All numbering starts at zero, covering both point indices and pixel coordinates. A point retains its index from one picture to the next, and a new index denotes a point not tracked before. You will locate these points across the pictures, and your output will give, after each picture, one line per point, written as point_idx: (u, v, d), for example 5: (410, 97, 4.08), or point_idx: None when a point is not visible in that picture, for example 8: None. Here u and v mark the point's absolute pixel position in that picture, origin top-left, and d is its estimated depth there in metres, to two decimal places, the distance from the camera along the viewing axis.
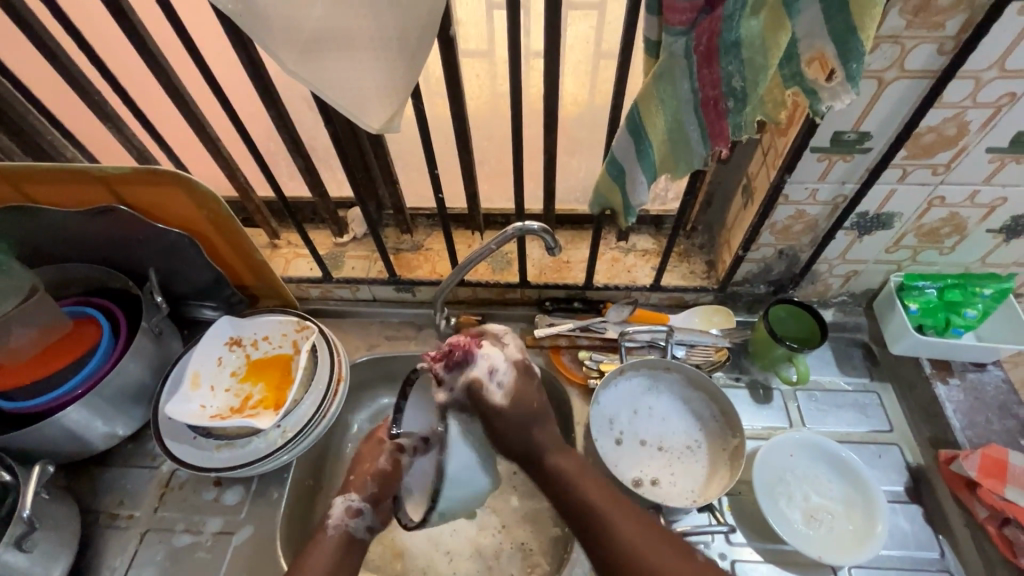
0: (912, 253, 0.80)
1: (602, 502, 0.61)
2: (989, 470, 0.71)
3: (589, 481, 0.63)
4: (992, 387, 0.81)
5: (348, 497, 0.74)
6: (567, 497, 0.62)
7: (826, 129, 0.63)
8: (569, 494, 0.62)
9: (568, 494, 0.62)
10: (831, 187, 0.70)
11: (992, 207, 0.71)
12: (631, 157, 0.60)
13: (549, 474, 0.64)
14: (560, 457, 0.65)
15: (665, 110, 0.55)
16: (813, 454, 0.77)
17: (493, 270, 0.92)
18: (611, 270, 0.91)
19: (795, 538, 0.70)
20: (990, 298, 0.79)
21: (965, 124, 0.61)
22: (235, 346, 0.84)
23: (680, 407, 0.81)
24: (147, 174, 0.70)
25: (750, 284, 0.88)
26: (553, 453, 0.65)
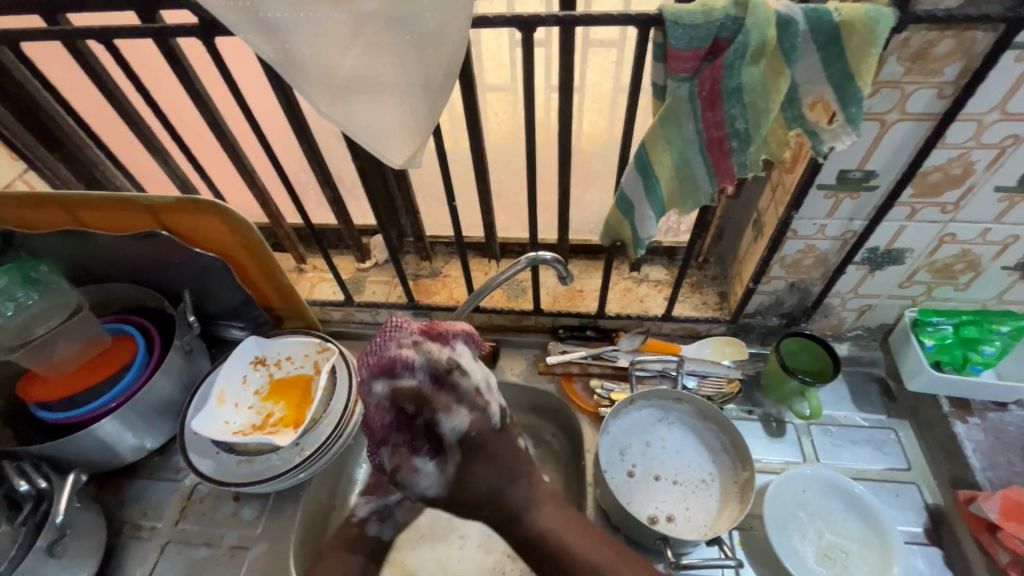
0: (926, 288, 0.80)
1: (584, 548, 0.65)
2: (1010, 512, 0.69)
3: (549, 539, 0.65)
4: (1014, 427, 0.80)
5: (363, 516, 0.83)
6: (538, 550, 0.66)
7: (832, 167, 0.64)
8: (551, 545, 0.65)
9: (546, 546, 0.65)
10: (839, 223, 0.71)
11: (1005, 244, 0.71)
12: (640, 194, 0.63)
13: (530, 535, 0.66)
14: (539, 516, 0.67)
15: (672, 150, 0.58)
16: (824, 492, 0.76)
17: (508, 297, 0.95)
18: (624, 299, 0.94)
19: None
20: (1008, 335, 0.77)
21: (971, 164, 0.62)
22: (259, 365, 0.88)
23: (691, 440, 0.81)
24: (189, 203, 0.76)
25: (763, 316, 0.88)
26: (530, 515, 0.67)
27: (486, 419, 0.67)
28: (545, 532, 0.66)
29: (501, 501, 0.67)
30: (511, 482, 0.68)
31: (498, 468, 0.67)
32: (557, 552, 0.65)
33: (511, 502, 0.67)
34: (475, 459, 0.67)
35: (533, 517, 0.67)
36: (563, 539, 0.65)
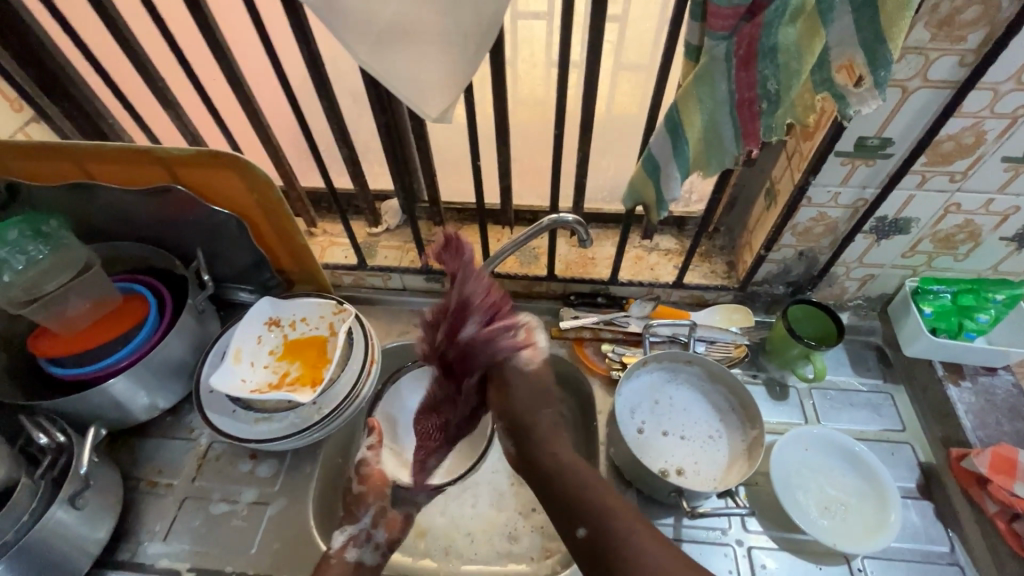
0: (927, 258, 0.83)
1: (585, 475, 0.63)
2: (999, 466, 0.73)
3: (609, 502, 0.58)
4: (1002, 391, 0.84)
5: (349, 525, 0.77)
6: (557, 485, 0.64)
7: (852, 133, 0.66)
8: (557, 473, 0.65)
9: (558, 477, 0.64)
10: (852, 191, 0.74)
11: (1005, 215, 0.75)
12: (667, 155, 0.64)
13: (546, 454, 0.68)
14: (557, 446, 0.69)
15: (703, 110, 0.59)
16: (827, 452, 0.80)
17: (521, 264, 0.96)
18: (635, 267, 0.95)
19: (811, 527, 0.73)
20: (1002, 304, 0.81)
21: (982, 133, 0.65)
22: (273, 326, 0.88)
23: (700, 400, 0.84)
24: (208, 157, 0.74)
25: (770, 284, 0.91)
26: (548, 440, 0.70)
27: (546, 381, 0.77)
28: (565, 463, 0.66)
29: (530, 426, 0.72)
30: (540, 407, 0.74)
31: (536, 429, 0.72)
32: (614, 524, 0.55)
33: (554, 455, 0.67)
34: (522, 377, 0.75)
35: (544, 449, 0.69)
36: (585, 478, 0.63)
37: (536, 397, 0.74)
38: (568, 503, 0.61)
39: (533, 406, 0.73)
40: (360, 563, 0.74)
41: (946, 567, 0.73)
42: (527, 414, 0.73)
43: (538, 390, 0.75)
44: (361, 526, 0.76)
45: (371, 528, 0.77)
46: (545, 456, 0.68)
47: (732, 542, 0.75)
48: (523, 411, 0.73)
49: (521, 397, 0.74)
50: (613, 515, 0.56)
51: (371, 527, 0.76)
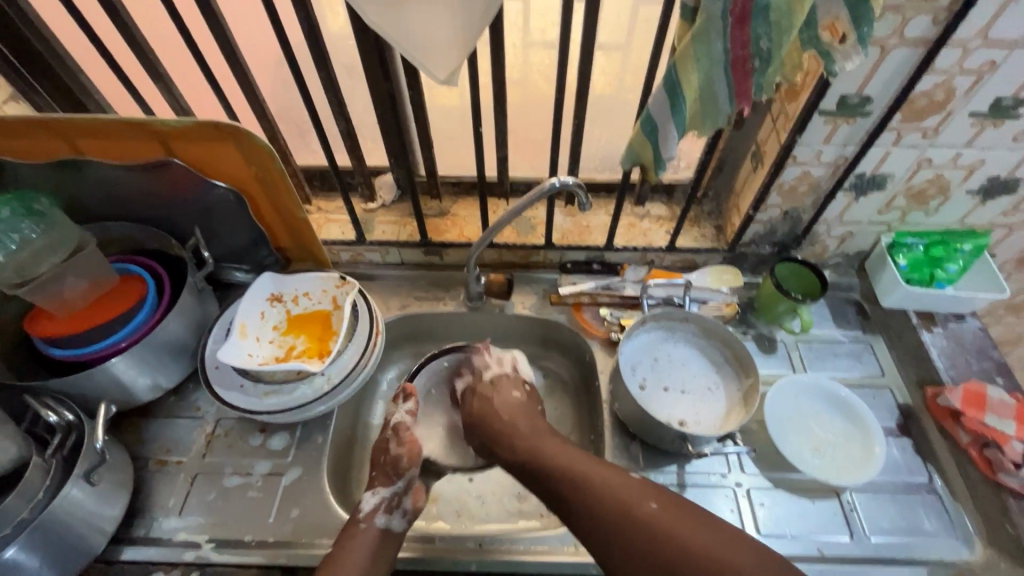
0: (901, 214, 0.89)
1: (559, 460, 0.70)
2: (970, 400, 0.79)
3: (567, 451, 0.71)
4: (970, 335, 0.90)
5: (375, 491, 0.76)
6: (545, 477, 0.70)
7: (834, 92, 0.70)
8: (540, 465, 0.71)
9: (543, 468, 0.70)
10: (834, 149, 0.78)
11: (971, 168, 0.80)
12: (666, 114, 0.67)
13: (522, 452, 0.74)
14: (529, 438, 0.75)
15: (700, 69, 0.62)
16: (816, 398, 0.85)
17: (518, 234, 0.99)
18: (629, 233, 0.99)
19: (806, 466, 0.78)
20: (969, 253, 0.88)
21: (952, 90, 0.70)
22: (276, 301, 0.88)
23: (696, 355, 0.88)
24: (207, 129, 0.73)
25: (757, 245, 0.96)
26: (525, 434, 0.76)
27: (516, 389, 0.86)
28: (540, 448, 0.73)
29: (507, 431, 0.78)
30: (515, 414, 0.80)
31: (513, 432, 0.77)
32: (567, 478, 0.67)
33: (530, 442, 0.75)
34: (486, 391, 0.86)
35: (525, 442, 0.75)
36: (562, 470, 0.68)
37: (508, 406, 0.81)
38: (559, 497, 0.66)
39: (497, 406, 0.82)
40: (389, 529, 0.73)
41: (926, 496, 0.78)
42: (491, 416, 0.81)
43: (514, 406, 0.82)
44: (395, 491, 0.76)
45: (403, 495, 0.76)
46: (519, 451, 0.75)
47: (731, 483, 0.80)
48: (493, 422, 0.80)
49: (494, 403, 0.83)
50: (564, 475, 0.67)
51: (403, 493, 0.76)
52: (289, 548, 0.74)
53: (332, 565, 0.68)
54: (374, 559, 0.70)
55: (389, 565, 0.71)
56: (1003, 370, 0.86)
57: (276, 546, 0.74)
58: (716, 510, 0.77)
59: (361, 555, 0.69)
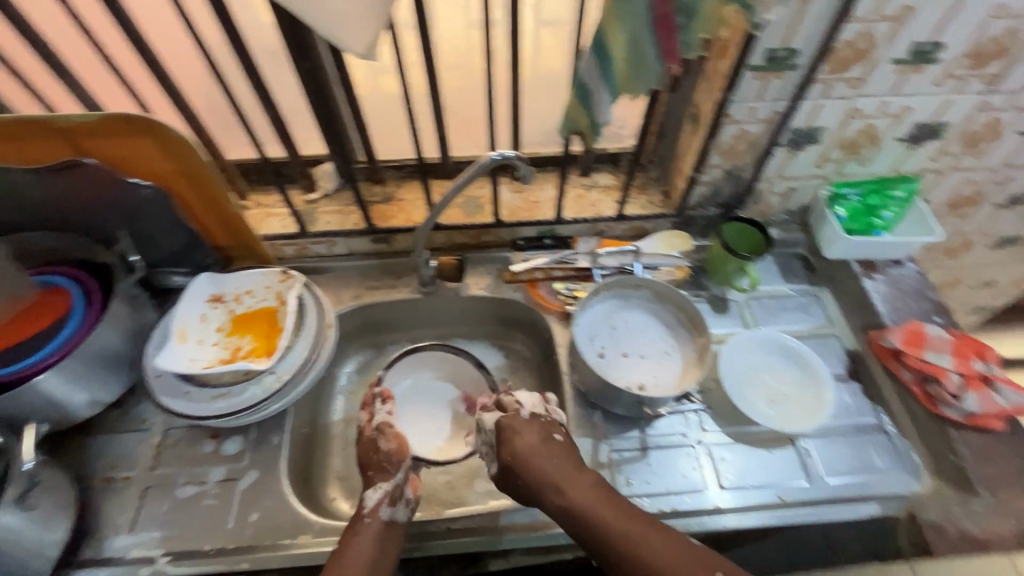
0: (837, 166, 0.91)
1: (607, 513, 0.66)
2: (911, 339, 0.83)
3: (624, 518, 0.65)
4: (908, 278, 0.93)
5: (377, 487, 0.73)
6: (598, 541, 0.65)
7: (761, 46, 0.70)
8: (585, 524, 0.66)
9: (585, 526, 0.66)
10: (767, 104, 0.79)
11: (898, 116, 0.83)
12: (596, 78, 0.66)
13: (565, 507, 0.68)
14: (576, 491, 0.68)
15: (625, 28, 0.61)
16: (770, 351, 0.88)
17: (466, 214, 0.97)
18: (578, 205, 0.98)
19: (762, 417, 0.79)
20: (903, 198, 0.89)
21: (873, 38, 0.71)
22: (217, 302, 0.84)
23: (652, 320, 0.88)
24: (118, 123, 0.69)
25: (703, 207, 0.97)
26: (567, 488, 0.68)
27: (545, 432, 0.73)
28: (586, 504, 0.67)
29: (548, 491, 0.69)
30: (557, 473, 0.69)
31: (555, 494, 0.69)
32: (621, 545, 0.63)
33: (575, 496, 0.67)
34: (514, 439, 0.73)
35: (563, 496, 0.68)
36: (614, 532, 0.64)
37: (547, 448, 0.72)
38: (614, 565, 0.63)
39: (533, 459, 0.70)
40: (394, 521, 0.71)
41: (876, 435, 0.81)
42: (526, 472, 0.70)
43: (550, 450, 0.71)
44: (398, 482, 0.73)
45: (403, 485, 0.74)
46: (560, 500, 0.68)
47: (693, 443, 0.81)
48: (532, 482, 0.70)
49: (530, 460, 0.70)
50: (618, 536, 0.64)
51: (404, 483, 0.73)
52: (251, 553, 0.72)
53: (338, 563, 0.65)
54: (380, 551, 0.68)
55: (396, 556, 0.69)
56: (940, 310, 0.89)
57: (237, 551, 0.72)
58: (680, 469, 0.78)
59: (370, 548, 0.67)
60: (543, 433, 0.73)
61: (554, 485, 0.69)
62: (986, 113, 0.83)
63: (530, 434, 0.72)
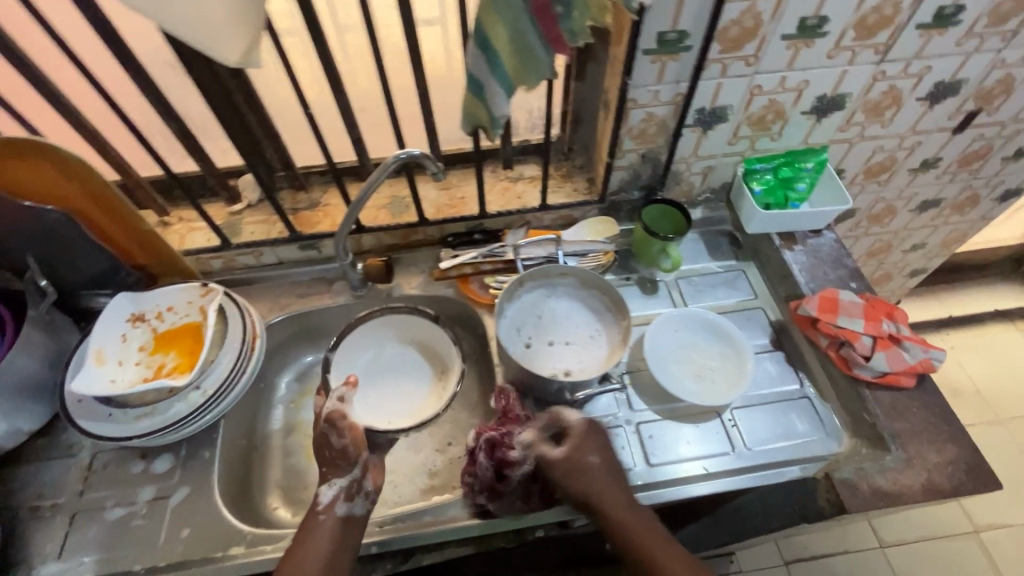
0: (750, 142, 0.93)
1: (648, 540, 0.70)
2: (825, 306, 0.84)
3: (671, 557, 0.70)
4: (827, 247, 0.96)
5: (332, 484, 0.73)
6: (633, 553, 0.70)
7: (650, 30, 0.72)
8: (627, 542, 0.70)
9: (625, 543, 0.70)
10: (669, 87, 0.80)
11: (799, 90, 0.85)
12: (485, 72, 0.66)
13: (609, 524, 0.71)
14: (618, 511, 0.71)
15: (504, 21, 0.62)
16: (697, 328, 0.89)
17: (392, 215, 0.97)
18: (504, 198, 0.99)
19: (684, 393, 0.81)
20: (813, 170, 0.93)
21: (759, 15, 0.72)
22: (138, 321, 0.83)
23: (578, 307, 0.90)
24: (7, 147, 0.68)
25: (626, 192, 0.98)
26: (610, 509, 0.71)
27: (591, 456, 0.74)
28: (628, 524, 0.71)
29: (598, 506, 0.71)
30: (606, 487, 0.72)
31: (603, 511, 0.71)
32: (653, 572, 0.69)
33: (621, 518, 0.71)
34: (570, 460, 0.73)
35: (613, 512, 0.71)
36: (654, 560, 0.69)
37: (600, 470, 0.73)
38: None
39: (584, 479, 0.72)
40: (350, 516, 0.72)
41: (799, 401, 0.84)
42: (573, 486, 0.71)
43: (605, 468, 0.73)
44: (353, 478, 0.74)
45: (361, 480, 0.75)
46: (606, 516, 0.71)
47: (622, 423, 0.83)
48: (584, 500, 0.72)
49: (566, 480, 0.72)
50: (653, 563, 0.69)
51: (361, 479, 0.74)
52: (183, 569, 0.71)
53: (292, 563, 0.67)
54: (336, 545, 0.69)
55: (353, 550, 0.70)
56: (856, 276, 0.92)
57: (168, 569, 0.71)
58: (610, 450, 0.80)
59: (328, 546, 0.68)
60: (597, 453, 0.75)
61: (604, 503, 0.71)
62: (883, 82, 0.86)
63: (595, 463, 0.73)
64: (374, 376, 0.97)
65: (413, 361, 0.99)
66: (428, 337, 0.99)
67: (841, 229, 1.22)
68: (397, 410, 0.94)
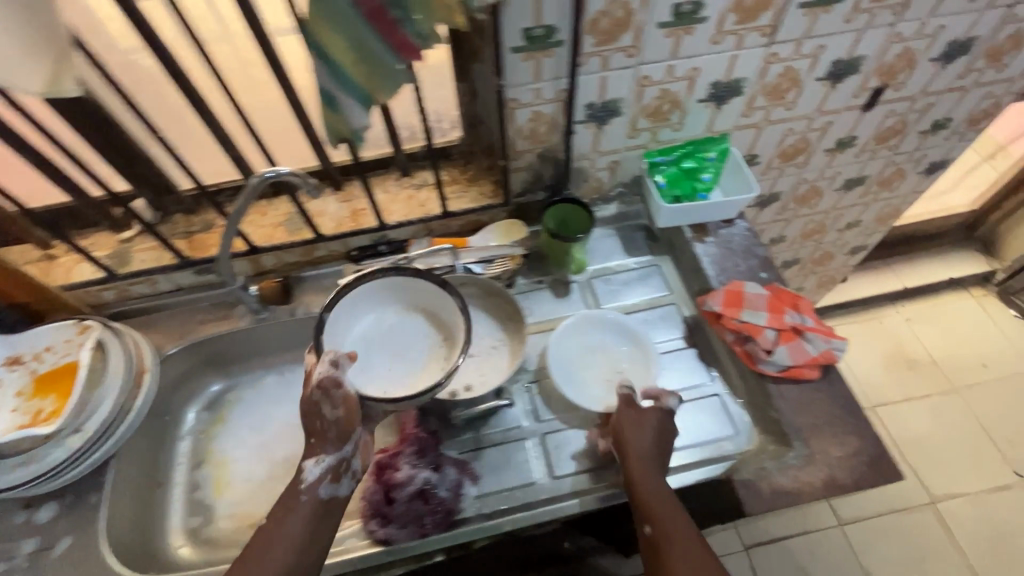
0: (651, 134, 0.89)
1: (661, 507, 0.65)
2: (730, 301, 0.82)
3: (677, 518, 0.64)
4: (739, 237, 0.94)
5: (319, 458, 0.68)
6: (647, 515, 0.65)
7: (513, 27, 0.68)
8: (645, 506, 0.66)
9: (640, 504, 0.66)
10: (550, 84, 0.77)
11: (690, 78, 0.81)
12: (332, 84, 0.62)
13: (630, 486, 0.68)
14: (650, 475, 0.68)
15: (339, 30, 0.58)
16: (609, 332, 0.87)
17: (290, 233, 0.93)
18: (407, 207, 0.96)
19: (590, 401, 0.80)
20: (717, 159, 0.90)
21: (628, 4, 0.69)
22: (15, 365, 0.81)
23: (480, 317, 0.88)
24: None
25: (531, 192, 0.95)
26: (648, 470, 0.68)
27: (668, 421, 0.74)
28: (649, 486, 0.67)
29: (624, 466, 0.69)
30: (654, 448, 0.71)
31: (637, 473, 0.68)
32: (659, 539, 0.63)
33: (646, 482, 0.67)
34: (631, 420, 0.73)
35: (653, 473, 0.68)
36: (670, 526, 0.63)
37: (659, 436, 0.72)
38: (650, 548, 0.63)
39: (644, 438, 0.71)
40: (334, 498, 0.68)
41: (711, 398, 0.82)
42: (625, 443, 0.71)
43: (660, 434, 0.72)
44: (343, 455, 0.69)
45: (351, 459, 0.70)
46: (633, 476, 0.69)
47: (529, 434, 0.80)
48: (634, 457, 0.69)
49: (627, 432, 0.72)
50: (664, 530, 0.63)
51: (350, 458, 0.69)
52: None
53: (264, 535, 0.64)
54: (315, 526, 0.66)
55: (329, 536, 0.67)
56: (766, 265, 0.90)
57: None
58: (514, 462, 0.78)
59: (299, 529, 0.65)
60: (660, 422, 0.73)
61: (646, 461, 0.69)
62: (777, 64, 0.83)
63: (650, 419, 0.73)
64: (392, 344, 0.80)
65: (420, 331, 0.81)
66: (436, 304, 0.81)
67: (768, 213, 1.20)
68: (407, 383, 0.77)
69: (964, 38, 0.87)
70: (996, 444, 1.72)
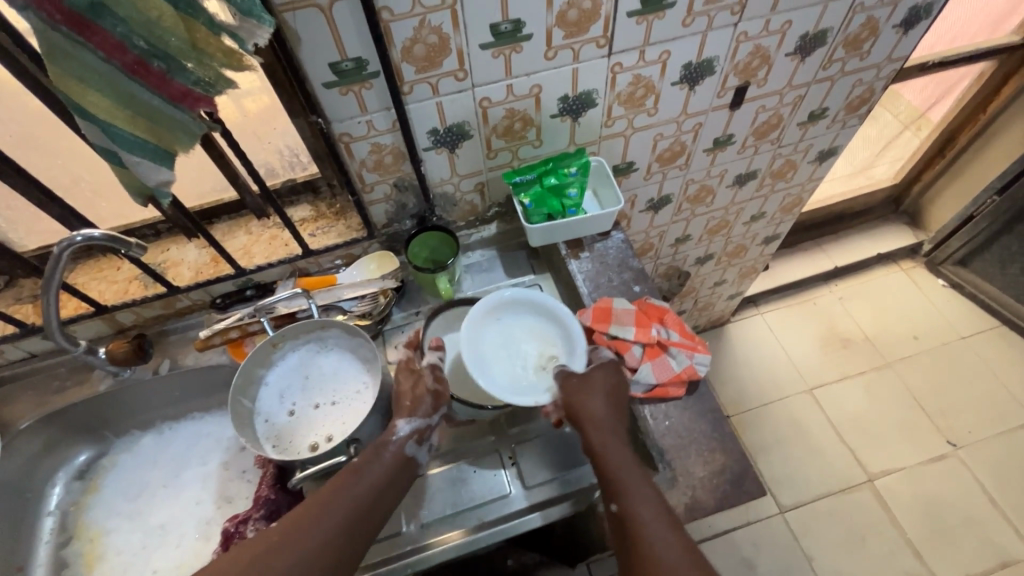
0: (510, 152, 0.87)
1: (626, 479, 0.65)
2: (598, 317, 0.80)
3: (642, 489, 0.64)
4: (614, 249, 0.91)
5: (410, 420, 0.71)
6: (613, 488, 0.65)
7: (316, 63, 0.64)
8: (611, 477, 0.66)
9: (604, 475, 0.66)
10: (380, 115, 0.73)
11: (535, 94, 0.78)
12: (109, 143, 0.55)
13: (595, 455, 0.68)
14: (614, 444, 0.68)
15: (97, 89, 0.50)
16: (533, 313, 0.79)
17: (145, 286, 0.88)
18: (270, 248, 0.91)
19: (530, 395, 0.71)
20: (580, 174, 0.86)
21: (439, 29, 0.65)
22: None
23: (344, 360, 0.85)
24: None
25: (398, 222, 0.91)
26: (614, 438, 0.68)
27: (621, 380, 0.73)
28: (615, 458, 0.67)
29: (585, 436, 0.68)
30: (616, 413, 0.70)
31: (599, 443, 0.68)
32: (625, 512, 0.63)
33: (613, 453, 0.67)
34: (587, 384, 0.71)
35: (612, 442, 0.68)
36: (641, 499, 0.63)
37: (615, 403, 0.71)
38: (620, 523, 0.63)
39: (602, 406, 0.69)
40: (415, 460, 0.71)
41: None
42: (582, 413, 0.69)
43: (616, 400, 0.71)
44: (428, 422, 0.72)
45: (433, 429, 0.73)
46: (597, 448, 0.68)
47: None
48: (592, 426, 0.68)
49: (582, 401, 0.70)
50: (629, 503, 0.63)
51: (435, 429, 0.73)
52: None
53: (338, 484, 0.66)
54: (390, 488, 0.68)
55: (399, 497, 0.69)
56: (640, 278, 0.88)
57: None
58: None
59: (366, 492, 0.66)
60: (612, 385, 0.72)
61: (604, 429, 0.68)
62: (625, 73, 0.80)
63: (597, 383, 0.72)
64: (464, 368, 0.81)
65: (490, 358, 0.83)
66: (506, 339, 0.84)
67: (665, 215, 1.18)
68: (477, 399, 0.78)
69: (816, 31, 0.85)
70: (928, 415, 1.75)
